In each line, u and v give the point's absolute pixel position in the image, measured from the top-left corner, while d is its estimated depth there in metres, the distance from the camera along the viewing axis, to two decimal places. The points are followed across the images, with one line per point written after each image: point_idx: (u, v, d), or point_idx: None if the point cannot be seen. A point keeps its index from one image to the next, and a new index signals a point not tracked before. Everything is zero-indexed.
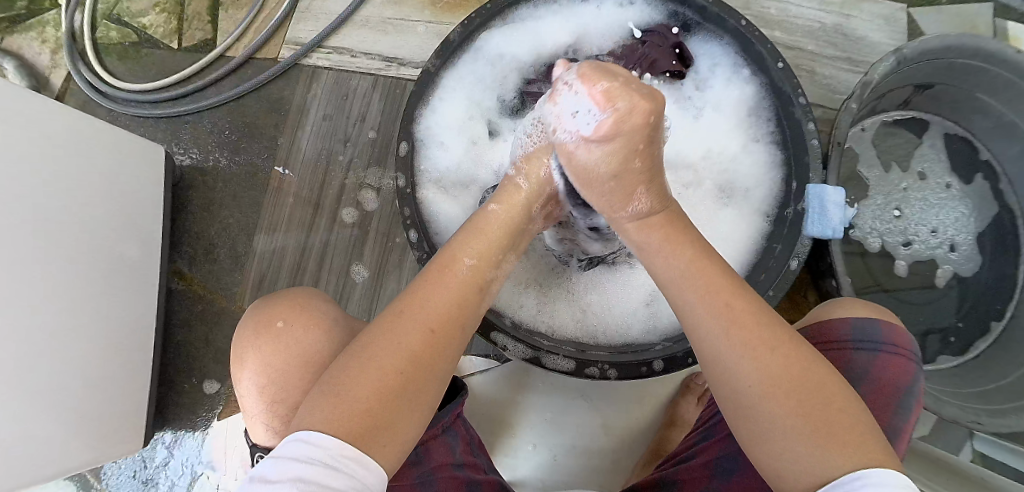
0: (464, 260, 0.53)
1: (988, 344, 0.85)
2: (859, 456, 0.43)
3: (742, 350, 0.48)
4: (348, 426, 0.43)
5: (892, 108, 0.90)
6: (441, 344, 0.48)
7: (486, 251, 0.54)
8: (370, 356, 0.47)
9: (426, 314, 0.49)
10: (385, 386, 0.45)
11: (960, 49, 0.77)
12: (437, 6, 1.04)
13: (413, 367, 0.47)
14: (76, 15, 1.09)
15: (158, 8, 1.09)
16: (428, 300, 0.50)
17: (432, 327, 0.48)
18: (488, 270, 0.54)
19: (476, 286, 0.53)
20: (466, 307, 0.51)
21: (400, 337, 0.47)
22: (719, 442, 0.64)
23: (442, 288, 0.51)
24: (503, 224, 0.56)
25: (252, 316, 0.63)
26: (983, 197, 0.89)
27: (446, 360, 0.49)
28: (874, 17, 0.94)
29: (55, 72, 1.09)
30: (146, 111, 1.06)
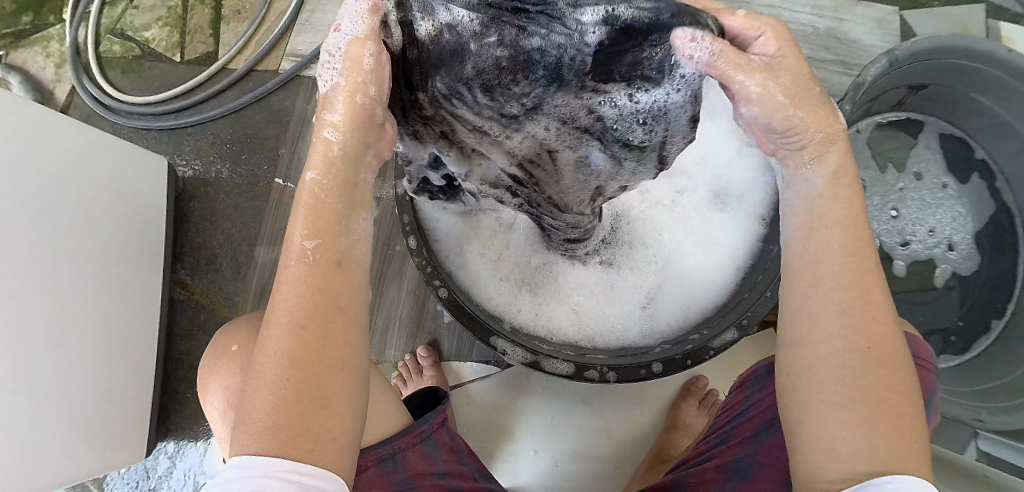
0: (300, 242, 0.41)
1: (989, 342, 0.85)
2: (905, 460, 0.39)
3: (836, 323, 0.41)
4: (268, 446, 0.39)
5: (886, 109, 0.90)
6: (320, 337, 0.40)
7: (322, 219, 0.42)
8: (254, 373, 0.41)
9: (288, 311, 0.40)
10: (277, 400, 0.40)
11: (952, 50, 0.78)
12: None
13: (297, 371, 0.40)
14: (80, 31, 1.11)
15: (161, 22, 1.11)
16: (283, 298, 0.41)
17: (300, 322, 0.40)
18: (341, 240, 0.42)
19: (332, 261, 0.42)
20: (325, 284, 0.41)
21: (271, 347, 0.40)
22: (736, 446, 0.63)
23: (290, 281, 0.41)
24: (333, 188, 0.42)
25: (216, 343, 0.65)
26: (980, 196, 0.89)
27: (339, 348, 0.41)
28: (867, 21, 0.95)
29: (60, 85, 1.11)
30: (149, 123, 1.08)
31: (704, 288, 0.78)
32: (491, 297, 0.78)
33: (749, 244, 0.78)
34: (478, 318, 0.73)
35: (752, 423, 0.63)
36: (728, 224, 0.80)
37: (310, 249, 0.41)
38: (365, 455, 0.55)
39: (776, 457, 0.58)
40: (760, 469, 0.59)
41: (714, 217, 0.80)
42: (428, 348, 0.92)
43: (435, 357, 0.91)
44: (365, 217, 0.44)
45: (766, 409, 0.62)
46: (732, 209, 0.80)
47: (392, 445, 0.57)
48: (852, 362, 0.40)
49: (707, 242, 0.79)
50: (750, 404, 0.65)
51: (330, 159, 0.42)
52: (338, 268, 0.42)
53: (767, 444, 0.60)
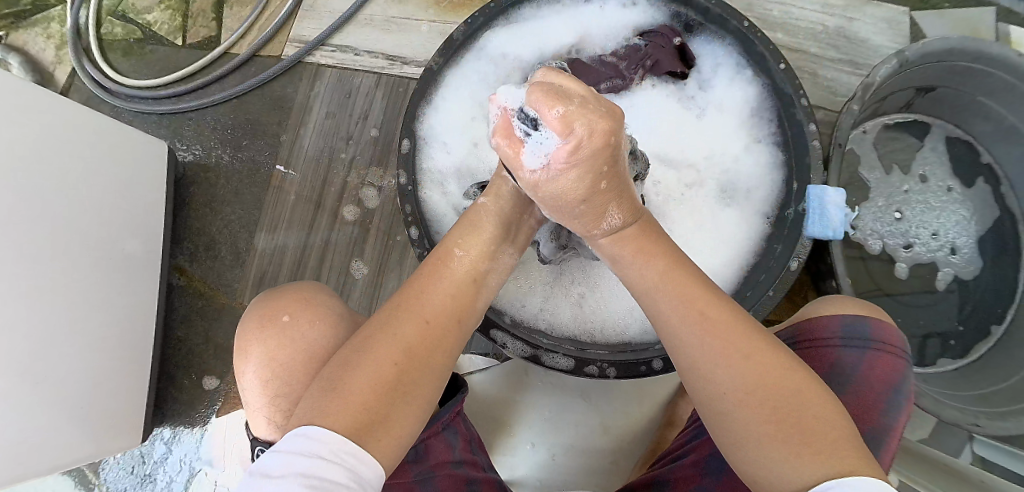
0: (457, 253, 0.53)
1: (989, 346, 0.85)
2: (832, 464, 0.41)
3: (713, 357, 0.47)
4: (346, 420, 0.42)
5: (893, 111, 0.90)
6: (438, 336, 0.48)
7: (478, 246, 0.54)
8: (365, 351, 0.46)
9: (424, 306, 0.49)
10: (382, 379, 0.44)
11: (961, 52, 0.77)
12: (441, 5, 1.04)
13: (410, 359, 0.46)
14: (81, 12, 1.10)
15: (162, 5, 1.10)
16: (429, 294, 0.50)
17: (428, 318, 0.48)
18: (482, 263, 0.54)
19: (471, 279, 0.53)
20: (463, 301, 0.51)
21: (399, 330, 0.47)
22: (709, 441, 0.64)
23: (439, 282, 0.51)
24: (495, 218, 0.56)
25: (255, 308, 0.62)
26: (984, 200, 0.89)
27: (446, 351, 0.49)
28: (876, 20, 0.94)
29: (59, 67, 1.10)
30: (149, 107, 1.07)
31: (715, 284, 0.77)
32: (496, 288, 0.77)
33: (755, 242, 0.77)
34: None
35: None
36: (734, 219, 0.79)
37: (460, 259, 0.53)
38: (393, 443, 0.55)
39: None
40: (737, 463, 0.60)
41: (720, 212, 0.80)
42: None
43: None
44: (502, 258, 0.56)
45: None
46: (739, 204, 0.79)
47: (419, 434, 0.56)
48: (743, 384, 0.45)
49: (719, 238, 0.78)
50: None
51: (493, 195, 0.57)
52: (472, 285, 0.53)
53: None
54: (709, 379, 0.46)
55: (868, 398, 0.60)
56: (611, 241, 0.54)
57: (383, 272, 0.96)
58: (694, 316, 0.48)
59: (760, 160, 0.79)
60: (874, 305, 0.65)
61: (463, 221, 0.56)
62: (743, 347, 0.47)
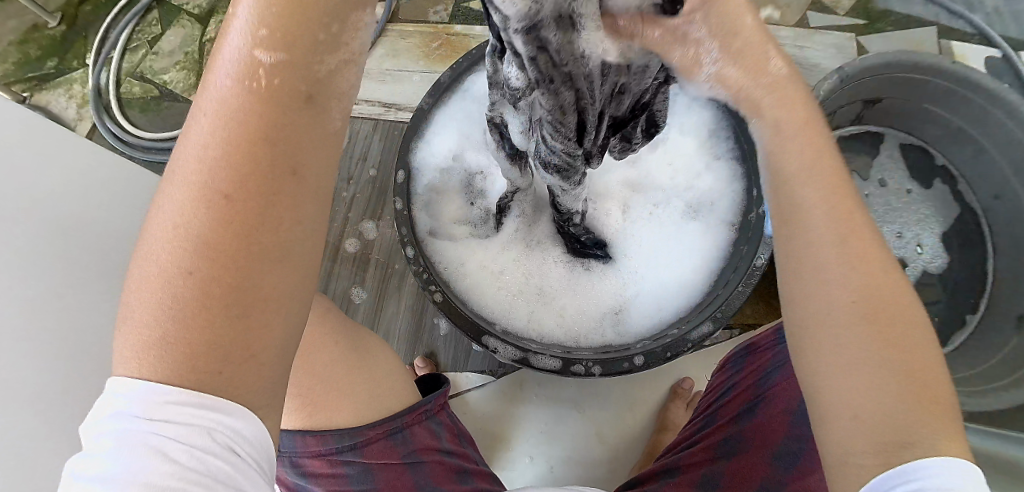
0: (252, 57, 0.32)
1: (966, 336, 0.89)
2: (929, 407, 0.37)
3: (836, 269, 0.40)
4: (166, 362, 0.31)
5: (847, 123, 0.95)
6: (247, 205, 0.32)
7: (286, 40, 0.32)
8: (159, 250, 0.32)
9: (210, 164, 0.32)
10: (189, 290, 0.31)
11: (897, 65, 0.84)
12: (431, 56, 1.15)
13: (222, 251, 0.31)
14: (103, 74, 1.20)
15: (178, 66, 1.21)
16: (212, 143, 0.32)
17: (223, 188, 0.31)
18: (307, 70, 0.33)
19: (292, 101, 0.33)
20: (281, 135, 0.33)
21: (185, 214, 0.32)
22: (724, 426, 0.68)
23: (227, 122, 0.32)
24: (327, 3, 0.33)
25: None
26: (944, 199, 0.95)
27: (279, 228, 0.33)
28: (826, 47, 1.04)
29: (81, 123, 1.19)
30: (163, 157, 1.16)
31: (679, 294, 0.83)
32: (485, 303, 0.82)
33: (721, 250, 0.83)
34: (470, 319, 0.78)
35: (735, 404, 0.69)
36: (701, 231, 0.86)
37: (265, 68, 0.32)
38: (374, 429, 0.59)
39: (763, 435, 0.63)
40: (747, 444, 0.64)
41: (687, 224, 0.87)
42: (425, 359, 0.95)
43: (432, 367, 0.95)
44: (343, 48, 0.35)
45: (747, 389, 0.69)
46: (704, 217, 0.86)
47: (401, 421, 0.61)
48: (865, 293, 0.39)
49: (684, 251, 0.85)
50: (732, 384, 0.71)
51: (256, 38, 0.32)
52: (307, 106, 0.34)
53: (753, 423, 0.65)
54: (820, 284, 0.41)
55: None
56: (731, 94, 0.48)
57: (383, 298, 1.02)
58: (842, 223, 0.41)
59: (721, 174, 0.86)
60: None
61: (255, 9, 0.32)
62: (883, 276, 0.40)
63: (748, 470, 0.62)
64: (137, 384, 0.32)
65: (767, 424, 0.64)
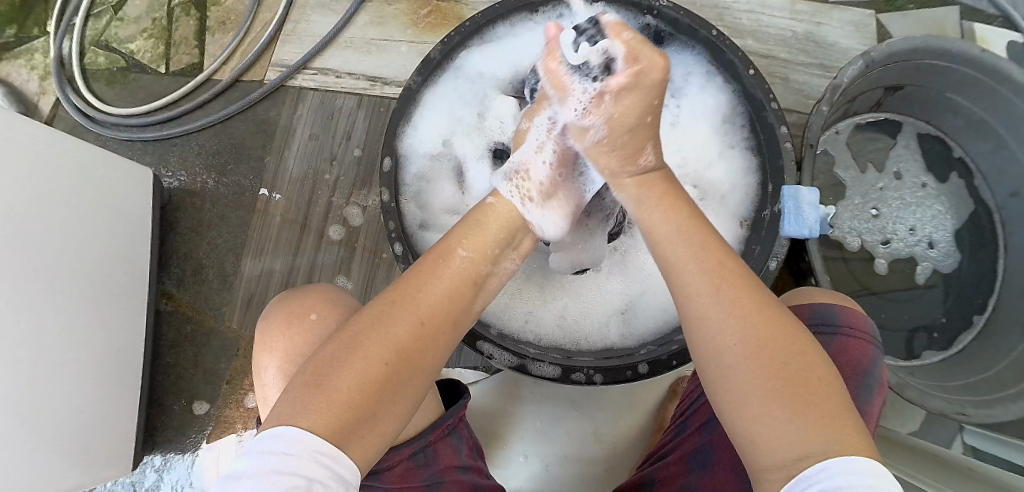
0: (459, 252, 0.53)
1: (972, 337, 0.86)
2: (824, 437, 0.42)
3: (720, 318, 0.48)
4: (331, 418, 0.43)
5: (865, 111, 0.91)
6: (428, 339, 0.48)
7: (481, 246, 0.54)
8: (354, 347, 0.46)
9: (418, 306, 0.49)
10: (375, 378, 0.45)
11: (926, 51, 0.79)
12: (419, 26, 1.06)
13: (402, 362, 0.46)
14: (64, 42, 1.11)
15: (145, 34, 1.11)
16: (422, 292, 0.49)
17: (423, 320, 0.48)
18: (482, 266, 0.54)
19: (472, 284, 0.53)
20: (457, 302, 0.51)
21: (391, 328, 0.47)
22: (692, 437, 0.65)
23: (437, 280, 0.51)
24: (502, 219, 0.57)
25: (281, 306, 0.64)
26: (959, 194, 0.90)
27: (431, 357, 0.48)
28: (844, 24, 0.97)
29: (43, 98, 1.10)
30: (134, 134, 1.08)
31: None
32: None
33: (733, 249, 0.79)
34: None
35: (704, 410, 0.66)
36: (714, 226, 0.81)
37: (460, 261, 0.53)
38: (396, 452, 0.56)
39: (731, 443, 0.61)
40: (718, 457, 0.62)
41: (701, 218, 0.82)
42: None
43: None
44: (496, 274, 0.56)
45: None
46: (716, 211, 0.81)
47: (424, 439, 0.58)
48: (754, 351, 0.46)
49: None
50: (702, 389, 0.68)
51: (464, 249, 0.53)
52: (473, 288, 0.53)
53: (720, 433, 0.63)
54: (710, 334, 0.48)
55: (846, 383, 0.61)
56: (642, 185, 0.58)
57: (370, 288, 0.97)
58: (715, 279, 0.49)
59: (735, 165, 0.81)
60: (844, 295, 0.67)
61: (471, 218, 0.57)
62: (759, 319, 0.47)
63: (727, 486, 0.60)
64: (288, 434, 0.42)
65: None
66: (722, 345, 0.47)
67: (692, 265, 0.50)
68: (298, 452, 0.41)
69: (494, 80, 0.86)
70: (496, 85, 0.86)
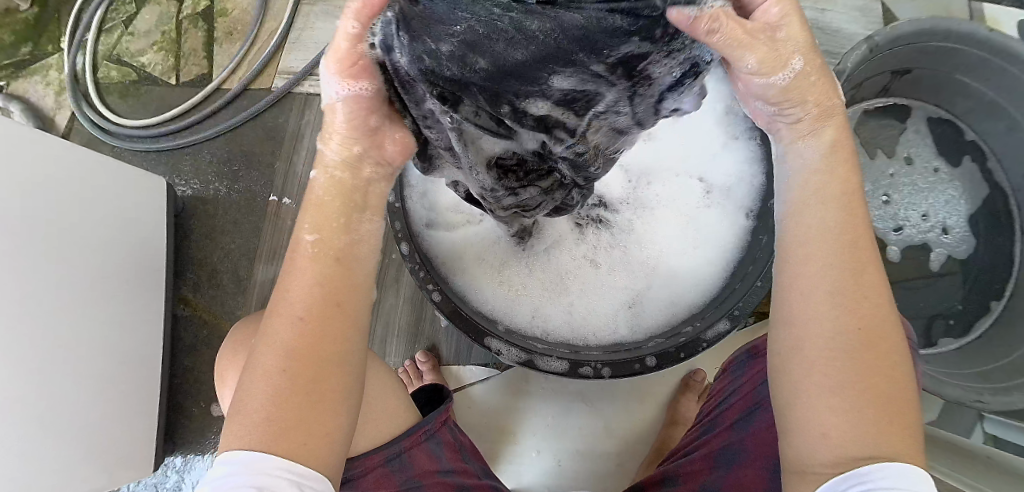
0: (306, 237, 0.45)
1: (990, 323, 0.84)
2: (891, 443, 0.40)
3: (831, 297, 0.42)
4: (260, 440, 0.41)
5: (872, 96, 0.90)
6: (317, 328, 0.43)
7: (326, 220, 0.45)
8: (251, 366, 0.43)
9: (293, 305, 0.43)
10: (278, 391, 0.42)
11: (931, 32, 0.77)
12: None
13: (296, 365, 0.42)
14: (78, 58, 1.14)
15: (156, 47, 1.14)
16: (289, 291, 0.43)
17: (302, 315, 0.42)
18: (342, 238, 0.45)
19: (331, 260, 0.44)
20: (333, 283, 0.44)
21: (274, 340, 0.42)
22: (722, 435, 0.65)
23: (297, 274, 0.44)
24: (339, 192, 0.46)
25: (233, 339, 0.68)
26: (973, 178, 0.89)
27: (334, 346, 0.43)
28: (849, 10, 0.96)
29: (60, 112, 1.14)
30: (147, 145, 1.10)
31: (690, 285, 0.78)
32: (486, 300, 0.78)
33: (739, 237, 0.78)
34: (472, 319, 0.74)
35: (735, 409, 0.65)
36: (717, 214, 0.81)
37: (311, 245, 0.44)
38: (366, 458, 0.56)
39: (765, 440, 0.60)
40: (747, 454, 0.61)
41: (704, 208, 0.81)
42: (427, 354, 0.92)
43: (435, 362, 0.92)
44: (374, 222, 0.47)
45: (748, 393, 0.64)
46: (719, 201, 0.81)
47: (399, 445, 0.58)
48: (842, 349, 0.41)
49: (700, 237, 0.80)
50: (735, 389, 0.67)
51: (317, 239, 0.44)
52: (340, 265, 0.45)
53: (751, 431, 0.62)
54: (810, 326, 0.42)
55: None
56: None
57: None
58: (846, 262, 0.42)
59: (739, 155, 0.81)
60: None
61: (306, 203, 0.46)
62: (859, 309, 0.42)
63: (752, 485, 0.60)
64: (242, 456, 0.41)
65: (769, 431, 0.60)
66: (808, 327, 0.42)
67: (826, 235, 0.43)
68: (252, 474, 0.41)
69: None
70: None
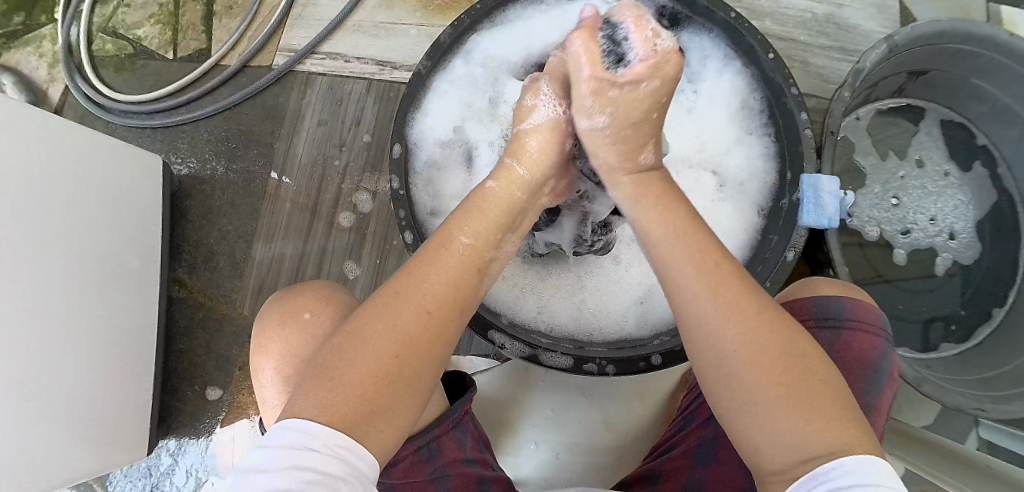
0: (460, 238, 0.51)
1: (991, 330, 0.84)
2: (840, 438, 0.42)
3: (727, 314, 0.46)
4: (340, 413, 0.42)
5: (886, 96, 0.89)
6: (434, 328, 0.47)
7: (484, 230, 0.52)
8: (361, 337, 0.45)
9: (427, 296, 0.47)
10: (381, 370, 0.44)
11: (952, 34, 0.76)
12: (429, 8, 1.04)
13: (410, 352, 0.45)
14: (72, 28, 1.10)
15: (152, 19, 1.10)
16: (427, 280, 0.48)
17: (428, 310, 0.47)
18: (485, 251, 0.52)
19: (475, 271, 0.51)
20: (464, 289, 0.50)
21: (398, 320, 0.46)
22: (698, 429, 0.65)
23: (439, 268, 0.49)
24: (502, 203, 0.54)
25: (275, 306, 0.64)
26: (983, 184, 0.88)
27: (441, 349, 0.47)
28: (866, 6, 0.94)
29: (53, 85, 1.10)
30: (143, 121, 1.07)
31: None
32: (490, 292, 0.77)
33: (752, 235, 0.77)
34: (476, 312, 0.73)
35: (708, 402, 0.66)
36: (733, 211, 0.79)
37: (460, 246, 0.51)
38: (404, 447, 0.56)
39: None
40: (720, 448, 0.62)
41: (719, 204, 0.80)
42: None
43: None
44: (506, 241, 0.55)
45: None
46: (734, 197, 0.80)
47: (429, 434, 0.58)
48: (743, 351, 0.45)
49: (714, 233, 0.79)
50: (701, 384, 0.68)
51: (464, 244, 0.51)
52: (475, 276, 0.51)
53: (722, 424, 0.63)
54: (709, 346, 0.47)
55: (853, 376, 0.61)
56: (632, 180, 0.56)
57: (380, 273, 0.97)
58: (709, 281, 0.48)
59: (753, 151, 0.79)
60: (853, 286, 0.66)
61: (469, 202, 0.54)
62: (740, 311, 0.47)
63: (728, 481, 0.61)
64: (310, 427, 0.41)
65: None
66: (719, 345, 0.46)
67: (684, 263, 0.49)
68: (317, 447, 0.41)
69: (504, 62, 0.84)
70: (508, 69, 0.84)
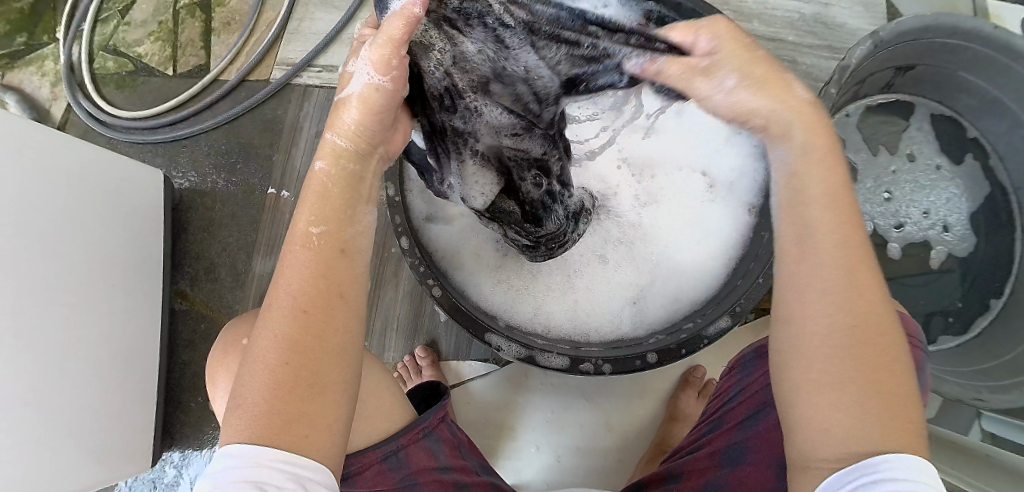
0: (306, 227, 0.44)
1: (989, 322, 0.84)
2: (879, 437, 0.39)
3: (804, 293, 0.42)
4: (263, 433, 0.40)
5: (875, 93, 0.90)
6: (317, 324, 0.42)
7: (328, 209, 0.44)
8: (250, 358, 0.42)
9: (292, 297, 0.42)
10: (279, 383, 0.41)
11: (936, 29, 0.77)
12: None
13: (297, 356, 0.41)
14: (73, 48, 1.12)
15: (152, 37, 1.13)
16: (290, 282, 0.42)
17: (303, 307, 0.42)
18: (345, 229, 0.45)
19: (335, 250, 0.44)
20: (332, 274, 0.43)
21: (274, 331, 0.41)
22: (727, 434, 0.64)
23: (297, 266, 0.43)
24: (342, 176, 0.45)
25: (224, 337, 0.67)
26: (975, 176, 0.88)
27: (337, 336, 0.43)
28: (851, 4, 0.95)
29: (55, 104, 1.12)
30: (145, 136, 1.09)
31: (692, 281, 0.78)
32: (485, 295, 0.78)
33: (741, 232, 0.79)
34: (472, 315, 0.73)
35: (743, 409, 0.64)
36: (721, 213, 0.81)
37: (315, 235, 0.43)
38: (365, 456, 0.56)
39: (765, 444, 0.59)
40: (752, 455, 0.60)
41: (709, 205, 0.81)
42: (426, 349, 0.92)
43: (433, 356, 0.91)
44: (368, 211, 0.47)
45: (753, 393, 0.63)
46: (722, 199, 0.81)
47: (395, 443, 0.58)
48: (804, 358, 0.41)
49: (702, 234, 0.80)
50: (741, 387, 0.66)
51: (311, 236, 0.43)
52: (342, 256, 0.44)
53: (756, 431, 0.61)
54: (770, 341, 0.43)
55: None
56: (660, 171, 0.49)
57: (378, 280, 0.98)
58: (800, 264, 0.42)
59: (741, 150, 0.81)
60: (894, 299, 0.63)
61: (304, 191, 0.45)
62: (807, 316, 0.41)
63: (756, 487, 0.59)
64: (251, 449, 0.41)
65: (773, 431, 0.59)
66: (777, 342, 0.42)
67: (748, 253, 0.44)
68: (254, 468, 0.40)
69: None
70: None
